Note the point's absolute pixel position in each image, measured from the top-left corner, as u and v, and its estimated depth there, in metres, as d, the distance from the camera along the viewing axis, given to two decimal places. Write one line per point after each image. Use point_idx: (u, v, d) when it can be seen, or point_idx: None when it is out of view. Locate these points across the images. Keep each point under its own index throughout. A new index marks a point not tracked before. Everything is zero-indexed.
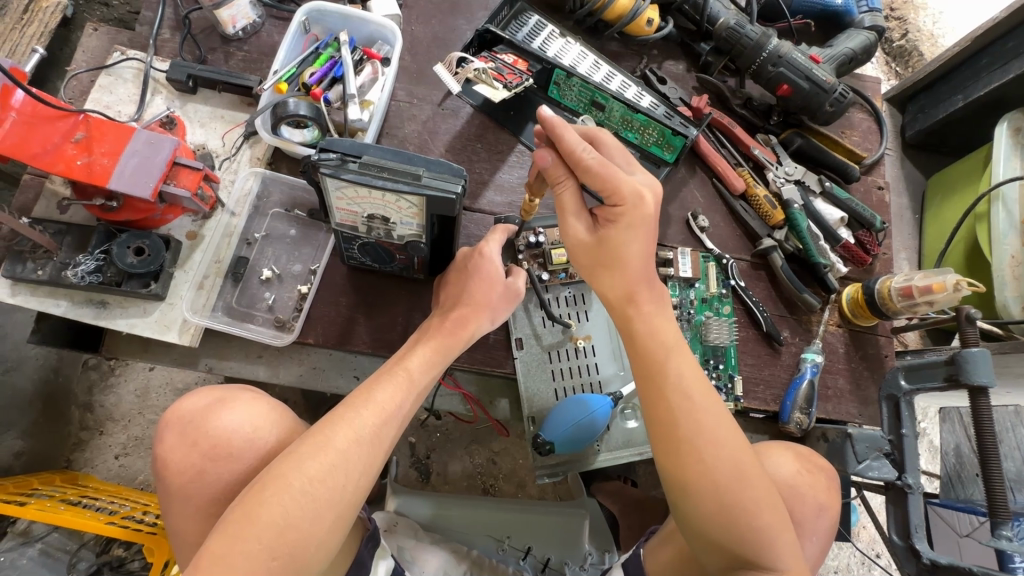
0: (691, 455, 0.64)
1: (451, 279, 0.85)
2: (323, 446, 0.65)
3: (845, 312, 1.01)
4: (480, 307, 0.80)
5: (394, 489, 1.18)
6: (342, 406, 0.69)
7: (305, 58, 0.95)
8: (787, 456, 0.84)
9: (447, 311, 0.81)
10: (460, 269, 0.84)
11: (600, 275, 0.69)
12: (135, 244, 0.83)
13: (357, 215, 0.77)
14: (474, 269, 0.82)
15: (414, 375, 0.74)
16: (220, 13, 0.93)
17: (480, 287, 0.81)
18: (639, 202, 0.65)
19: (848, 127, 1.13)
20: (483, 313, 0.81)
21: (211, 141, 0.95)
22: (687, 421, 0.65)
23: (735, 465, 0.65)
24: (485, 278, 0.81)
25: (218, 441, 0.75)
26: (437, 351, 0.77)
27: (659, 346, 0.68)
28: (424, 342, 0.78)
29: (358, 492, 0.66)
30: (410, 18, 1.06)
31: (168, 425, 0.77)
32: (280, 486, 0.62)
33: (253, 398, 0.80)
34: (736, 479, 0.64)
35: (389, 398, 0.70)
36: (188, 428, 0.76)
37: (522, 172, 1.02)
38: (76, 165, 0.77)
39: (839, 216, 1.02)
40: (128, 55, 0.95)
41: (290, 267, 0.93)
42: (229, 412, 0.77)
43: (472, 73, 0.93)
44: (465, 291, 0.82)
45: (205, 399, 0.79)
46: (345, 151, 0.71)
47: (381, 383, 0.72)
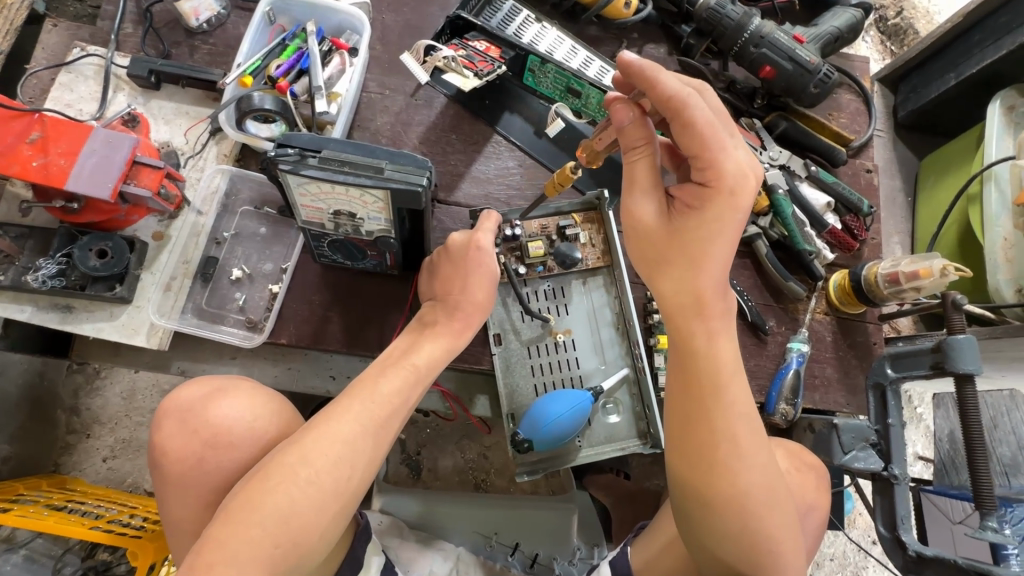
0: (727, 480, 0.61)
1: (448, 268, 0.81)
2: (330, 438, 0.64)
3: (832, 300, 0.99)
4: (479, 306, 0.79)
5: (381, 487, 1.17)
6: (354, 402, 0.67)
7: (272, 50, 0.92)
8: (778, 451, 0.83)
9: (455, 308, 0.79)
10: (460, 258, 0.81)
11: (665, 270, 0.63)
12: (97, 246, 0.81)
13: (323, 212, 0.75)
14: (472, 264, 0.80)
15: (418, 365, 0.73)
16: (181, 4, 0.91)
17: (477, 283, 0.79)
18: (741, 182, 0.60)
19: (835, 108, 1.10)
20: (481, 311, 0.79)
21: (176, 138, 0.92)
22: (728, 442, 0.61)
23: (767, 490, 0.62)
24: (480, 277, 0.79)
25: (218, 431, 0.73)
26: (442, 340, 0.76)
27: (720, 368, 0.63)
28: (425, 339, 0.76)
29: (362, 484, 0.65)
30: (380, 6, 1.03)
31: (166, 414, 0.75)
32: (288, 470, 0.61)
33: (253, 389, 0.78)
34: (763, 503, 0.62)
35: (395, 391, 0.69)
36: (186, 417, 0.74)
37: (499, 163, 0.99)
38: (32, 166, 0.75)
39: (825, 201, 0.99)
40: (89, 50, 0.92)
41: (261, 266, 0.90)
42: (228, 401, 0.75)
43: (441, 61, 0.90)
44: (465, 284, 0.79)
45: (201, 389, 0.76)
46: (303, 146, 0.69)
47: (386, 375, 0.70)
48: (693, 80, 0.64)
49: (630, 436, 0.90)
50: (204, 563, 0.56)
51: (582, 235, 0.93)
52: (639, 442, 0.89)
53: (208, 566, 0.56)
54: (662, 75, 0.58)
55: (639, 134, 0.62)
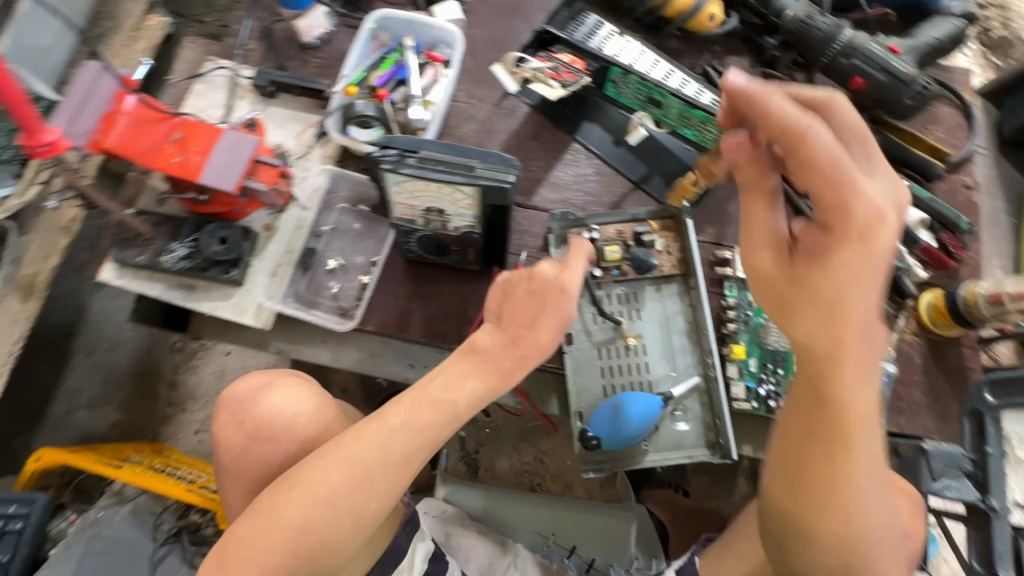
0: (842, 524, 0.59)
1: (522, 298, 0.72)
2: (347, 461, 0.67)
3: (923, 321, 0.94)
4: (529, 350, 0.71)
5: (445, 478, 1.22)
6: (379, 430, 0.69)
7: (373, 62, 1.01)
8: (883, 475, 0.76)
9: (511, 341, 0.71)
10: (537, 293, 0.71)
11: (795, 315, 0.59)
12: (219, 234, 0.92)
13: (415, 209, 0.82)
14: (546, 303, 0.71)
15: (458, 409, 0.70)
16: (297, 22, 1.04)
17: (537, 329, 0.71)
18: (877, 223, 0.54)
19: (931, 122, 1.05)
20: (531, 357, 0.71)
21: (287, 141, 1.02)
22: (850, 489, 0.58)
23: (882, 535, 0.60)
24: (544, 322, 0.71)
25: (262, 422, 0.81)
26: (490, 380, 0.71)
27: (858, 414, 0.58)
28: (466, 374, 0.71)
29: (380, 507, 0.69)
30: (471, 22, 1.10)
31: (222, 405, 0.84)
32: (308, 488, 0.66)
33: (298, 383, 0.85)
34: (876, 548, 0.60)
35: (421, 420, 0.69)
36: (240, 408, 0.83)
37: (577, 170, 1.03)
38: (173, 162, 0.85)
39: (918, 217, 0.95)
40: (220, 63, 1.05)
41: (354, 258, 0.98)
42: (273, 396, 0.83)
43: (529, 72, 0.95)
44: (530, 324, 0.71)
45: (254, 383, 0.85)
46: (403, 148, 0.76)
47: (421, 405, 0.70)
48: (818, 94, 0.58)
49: (698, 446, 0.90)
50: (231, 557, 0.65)
51: (658, 242, 0.95)
52: (707, 452, 0.89)
53: (235, 560, 0.65)
54: (772, 103, 0.55)
55: (754, 174, 0.63)
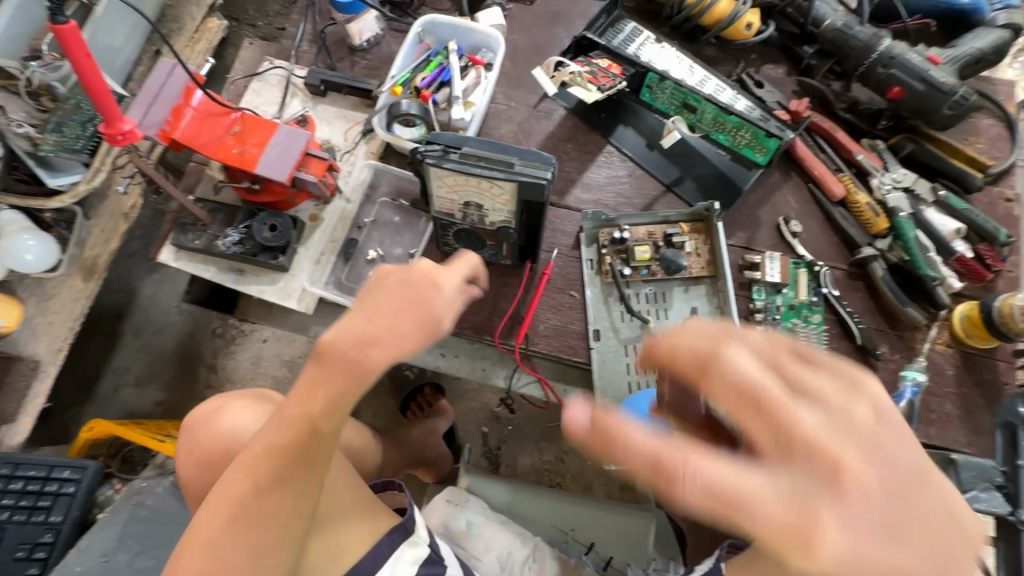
0: None
1: (385, 289, 0.62)
2: (222, 501, 0.63)
3: (956, 332, 0.94)
4: (398, 335, 0.61)
5: (469, 469, 1.27)
6: (249, 466, 0.63)
7: (418, 65, 1.06)
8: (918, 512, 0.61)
9: (361, 342, 0.61)
10: (405, 284, 0.62)
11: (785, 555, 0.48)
12: (270, 222, 0.98)
13: (455, 202, 0.86)
14: (409, 296, 0.62)
15: (317, 426, 0.63)
16: (350, 26, 1.09)
17: (401, 319, 0.61)
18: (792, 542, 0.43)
19: (972, 133, 1.04)
20: (401, 341, 0.61)
21: (335, 137, 1.08)
22: None
23: None
24: (414, 315, 0.62)
25: (211, 443, 0.90)
26: (334, 383, 0.62)
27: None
28: (325, 380, 0.62)
29: (275, 535, 0.64)
30: (513, 28, 1.14)
31: (184, 432, 0.95)
32: (200, 546, 0.63)
33: (248, 402, 0.95)
34: None
35: (278, 440, 0.63)
36: (196, 434, 0.93)
37: (610, 171, 1.06)
38: (233, 153, 0.92)
39: (955, 227, 0.94)
40: (276, 64, 1.12)
41: (392, 250, 1.02)
42: (224, 417, 0.92)
43: (568, 75, 0.99)
44: (387, 315, 0.62)
45: (212, 407, 0.95)
46: (446, 144, 0.80)
47: (271, 427, 0.64)
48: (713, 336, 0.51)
49: None
50: None
51: (688, 243, 0.97)
52: None
53: None
54: (628, 437, 0.45)
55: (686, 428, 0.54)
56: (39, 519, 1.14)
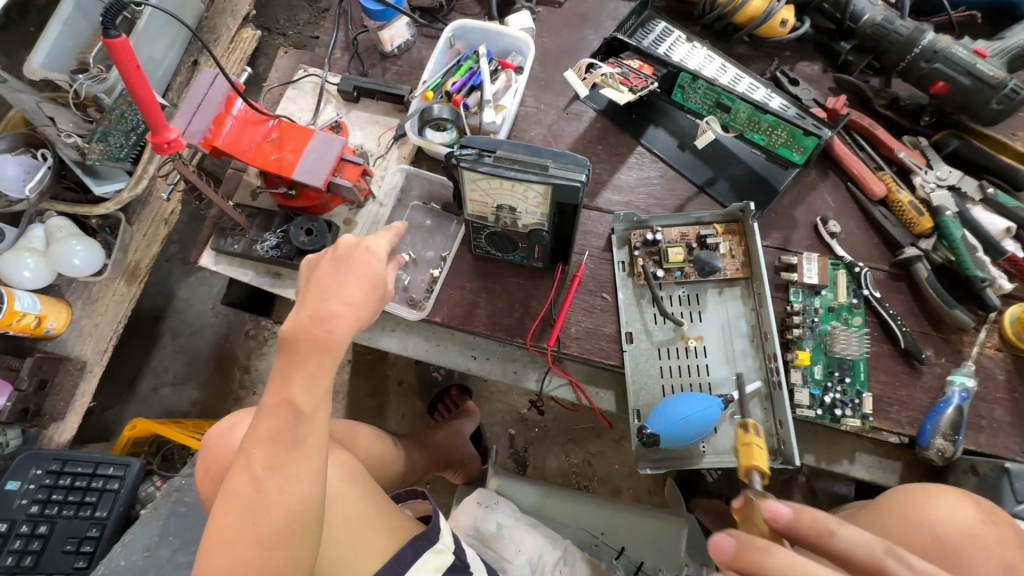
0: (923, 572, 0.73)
1: (321, 271, 0.70)
2: (229, 506, 0.63)
3: (1007, 335, 0.90)
4: (353, 305, 0.68)
5: (497, 470, 1.26)
6: (247, 473, 0.63)
7: (449, 70, 1.08)
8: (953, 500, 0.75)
9: (317, 314, 0.67)
10: (339, 257, 0.70)
11: None
12: (306, 226, 0.99)
13: (488, 205, 0.87)
14: (352, 265, 0.69)
15: (296, 405, 0.64)
16: (382, 33, 1.10)
17: (358, 288, 0.68)
18: None
19: (1021, 128, 1.00)
20: (358, 308, 0.68)
21: (368, 142, 1.10)
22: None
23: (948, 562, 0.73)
24: (364, 283, 0.69)
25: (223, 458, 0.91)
26: (313, 359, 0.65)
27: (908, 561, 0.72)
28: (298, 366, 0.65)
29: (287, 523, 0.62)
30: (541, 31, 1.14)
31: (200, 453, 0.96)
32: (217, 550, 0.61)
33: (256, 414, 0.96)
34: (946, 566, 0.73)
35: (269, 429, 0.64)
36: (217, 452, 0.93)
37: (641, 173, 1.05)
38: (271, 159, 0.94)
39: (1004, 226, 0.91)
40: (310, 71, 1.14)
41: (424, 253, 1.04)
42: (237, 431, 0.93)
43: (600, 77, 0.97)
44: (338, 288, 0.68)
45: (228, 423, 0.96)
46: (480, 147, 0.81)
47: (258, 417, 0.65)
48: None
49: None
50: None
51: (722, 245, 0.95)
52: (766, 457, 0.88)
53: None
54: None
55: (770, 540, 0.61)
56: (86, 514, 1.18)
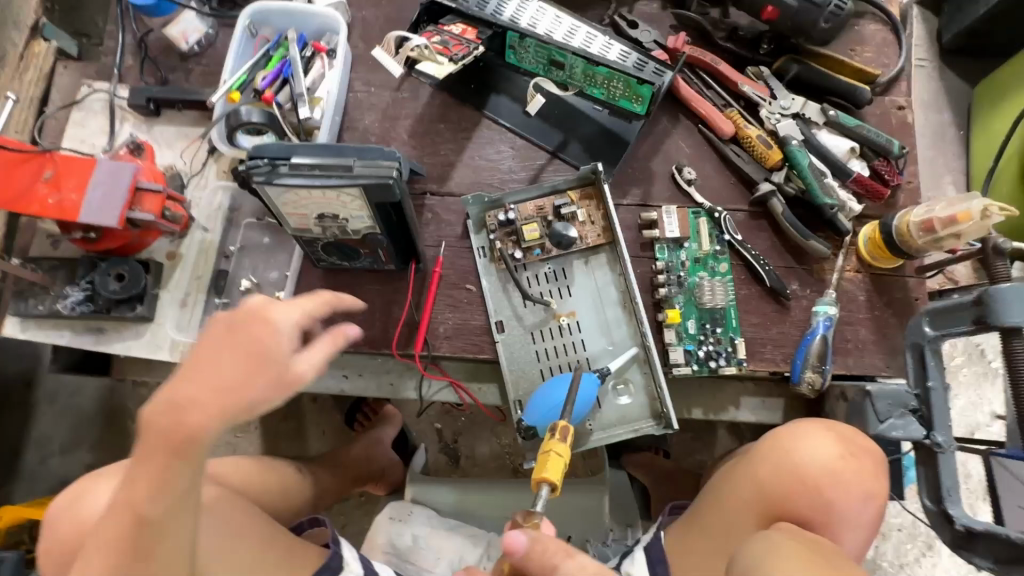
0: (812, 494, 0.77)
1: (213, 335, 0.58)
2: None
3: (863, 257, 0.90)
4: (222, 391, 0.55)
5: (412, 477, 1.20)
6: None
7: (256, 62, 0.94)
8: (826, 436, 0.79)
9: (238, 391, 0.56)
10: (232, 329, 0.57)
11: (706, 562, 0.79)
12: (115, 271, 0.87)
13: (308, 216, 0.77)
14: (271, 323, 0.59)
15: (141, 514, 0.54)
16: (168, 30, 0.95)
17: (238, 368, 0.56)
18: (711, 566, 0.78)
19: (857, 42, 0.99)
20: (231, 394, 0.55)
21: (179, 160, 0.96)
22: (805, 504, 0.77)
23: (827, 474, 0.77)
24: (245, 360, 0.57)
25: (70, 537, 0.76)
26: (165, 468, 0.54)
27: (795, 492, 0.77)
28: (142, 464, 0.54)
29: None
30: (360, 3, 1.02)
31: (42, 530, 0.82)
32: None
33: (100, 479, 0.80)
34: (833, 489, 0.77)
35: (87, 566, 0.54)
36: (53, 528, 0.79)
37: (490, 147, 0.97)
38: (49, 204, 0.80)
39: (848, 147, 0.90)
40: (96, 87, 0.98)
41: (267, 275, 0.93)
42: (94, 495, 0.78)
43: (414, 51, 0.87)
44: (216, 371, 0.56)
45: (62, 500, 0.80)
46: (274, 155, 0.70)
47: (83, 553, 0.55)
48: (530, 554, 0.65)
49: (644, 418, 0.87)
50: None
51: (580, 212, 0.90)
52: (653, 423, 0.86)
53: None
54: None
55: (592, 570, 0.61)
56: None
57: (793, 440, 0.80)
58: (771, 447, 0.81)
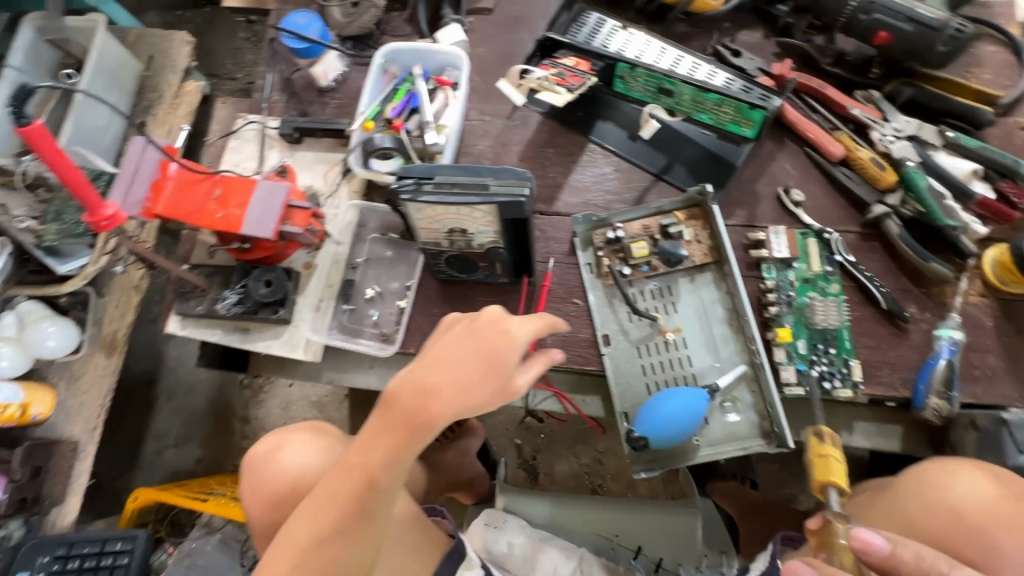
0: (964, 533, 0.73)
1: (452, 334, 0.68)
2: (290, 543, 0.73)
3: (990, 280, 0.87)
4: (460, 388, 0.66)
5: (503, 488, 1.23)
6: (317, 496, 0.74)
7: (386, 95, 1.05)
8: (977, 475, 0.75)
9: (463, 387, 0.66)
10: (470, 331, 0.67)
11: None
12: (265, 277, 0.98)
13: (439, 231, 0.85)
14: (490, 325, 0.67)
15: (375, 479, 0.71)
16: (314, 69, 1.09)
17: (476, 376, 0.65)
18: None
19: (976, 63, 0.97)
20: (469, 396, 0.65)
21: (316, 182, 1.08)
22: (967, 541, 0.72)
23: (983, 512, 0.73)
24: (483, 365, 0.66)
25: (278, 474, 0.98)
26: (397, 435, 0.68)
27: (945, 519, 0.75)
28: (385, 427, 0.70)
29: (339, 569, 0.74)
30: (475, 41, 1.12)
31: (248, 466, 1.02)
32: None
33: (312, 437, 1.02)
34: (991, 527, 0.71)
35: (332, 488, 0.73)
36: (260, 466, 1.00)
37: (595, 169, 1.02)
38: (217, 218, 0.92)
39: (969, 168, 0.88)
40: (249, 119, 1.12)
41: (389, 285, 1.02)
42: (292, 449, 1.00)
43: (534, 82, 0.96)
44: (451, 366, 0.66)
45: (271, 442, 1.02)
46: (419, 176, 0.79)
47: (329, 478, 0.74)
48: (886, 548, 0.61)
49: (753, 436, 0.87)
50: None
51: (687, 232, 0.93)
52: (762, 441, 0.86)
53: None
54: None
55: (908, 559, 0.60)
56: None
57: (941, 474, 0.78)
58: (915, 478, 0.80)
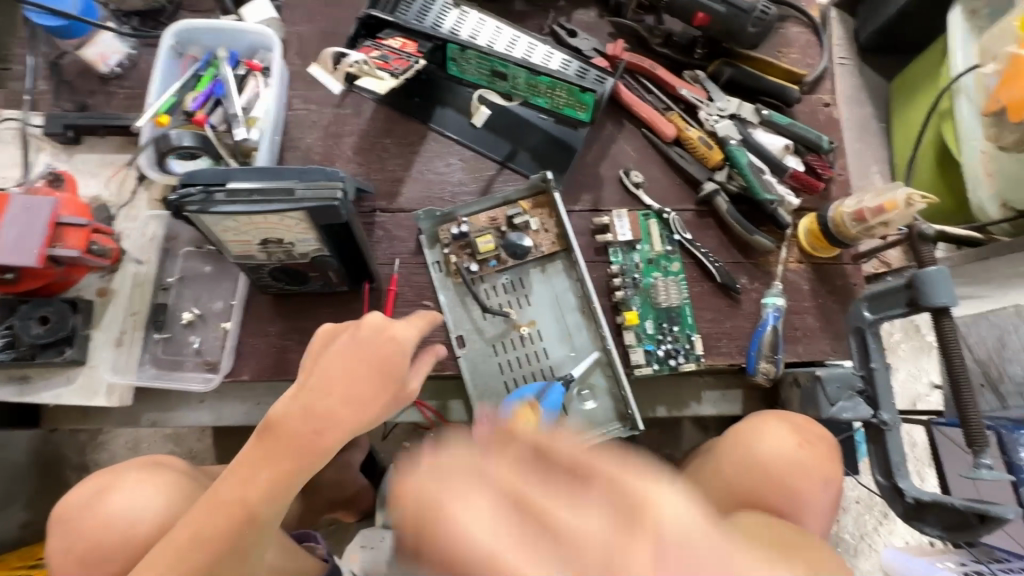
0: (779, 492, 0.81)
1: (338, 348, 0.67)
2: None
3: (804, 247, 0.95)
4: (355, 402, 0.66)
5: (384, 502, 1.17)
6: (171, 545, 0.61)
7: (186, 83, 0.90)
8: (782, 427, 0.84)
9: (361, 400, 0.66)
10: (359, 343, 0.67)
11: None
12: (38, 313, 0.81)
13: (250, 243, 0.74)
14: (376, 339, 0.68)
15: (258, 509, 0.62)
16: (84, 52, 0.89)
17: (373, 387, 0.67)
18: None
19: (783, 44, 1.04)
20: (365, 407, 0.66)
21: (104, 191, 0.90)
22: (781, 500, 0.80)
23: (785, 463, 0.82)
24: (378, 376, 0.68)
25: (101, 528, 0.75)
26: (289, 457, 0.63)
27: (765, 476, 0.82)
28: (275, 446, 0.64)
29: None
30: (292, 18, 0.99)
31: (56, 521, 0.78)
32: None
33: (142, 475, 0.80)
34: (795, 479, 0.81)
35: (203, 524, 0.62)
36: (75, 521, 0.77)
37: (438, 159, 0.96)
38: None
39: (782, 144, 0.94)
40: (4, 116, 0.91)
41: (211, 305, 0.88)
42: (121, 493, 0.77)
43: (353, 66, 0.86)
44: (345, 380, 0.66)
45: (90, 488, 0.79)
46: (208, 182, 0.67)
47: (193, 516, 0.62)
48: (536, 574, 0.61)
49: (610, 420, 0.87)
50: None
51: (533, 221, 0.90)
52: (619, 425, 0.87)
53: None
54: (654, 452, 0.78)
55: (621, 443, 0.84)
56: None
57: (755, 430, 0.86)
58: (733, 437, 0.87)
